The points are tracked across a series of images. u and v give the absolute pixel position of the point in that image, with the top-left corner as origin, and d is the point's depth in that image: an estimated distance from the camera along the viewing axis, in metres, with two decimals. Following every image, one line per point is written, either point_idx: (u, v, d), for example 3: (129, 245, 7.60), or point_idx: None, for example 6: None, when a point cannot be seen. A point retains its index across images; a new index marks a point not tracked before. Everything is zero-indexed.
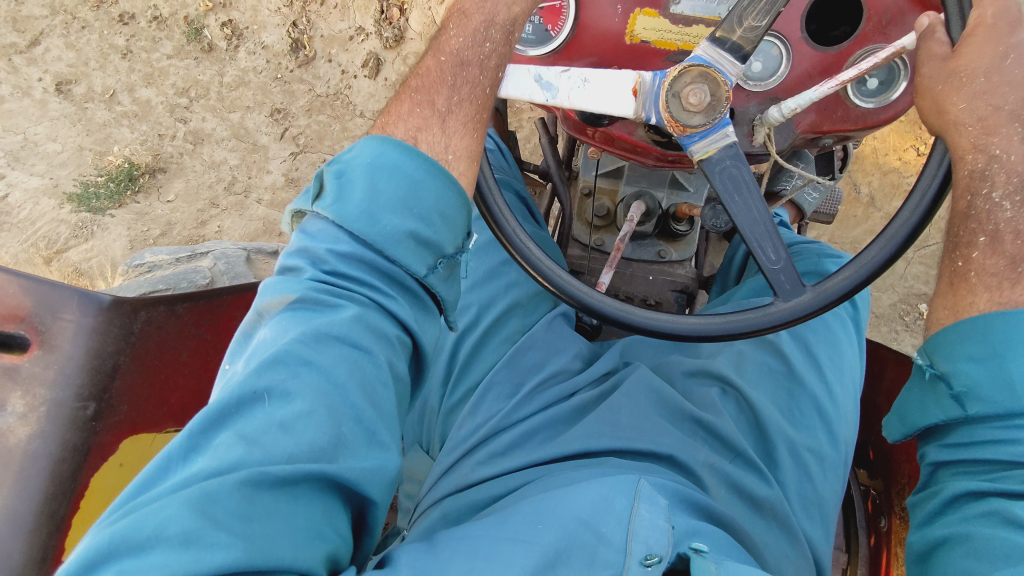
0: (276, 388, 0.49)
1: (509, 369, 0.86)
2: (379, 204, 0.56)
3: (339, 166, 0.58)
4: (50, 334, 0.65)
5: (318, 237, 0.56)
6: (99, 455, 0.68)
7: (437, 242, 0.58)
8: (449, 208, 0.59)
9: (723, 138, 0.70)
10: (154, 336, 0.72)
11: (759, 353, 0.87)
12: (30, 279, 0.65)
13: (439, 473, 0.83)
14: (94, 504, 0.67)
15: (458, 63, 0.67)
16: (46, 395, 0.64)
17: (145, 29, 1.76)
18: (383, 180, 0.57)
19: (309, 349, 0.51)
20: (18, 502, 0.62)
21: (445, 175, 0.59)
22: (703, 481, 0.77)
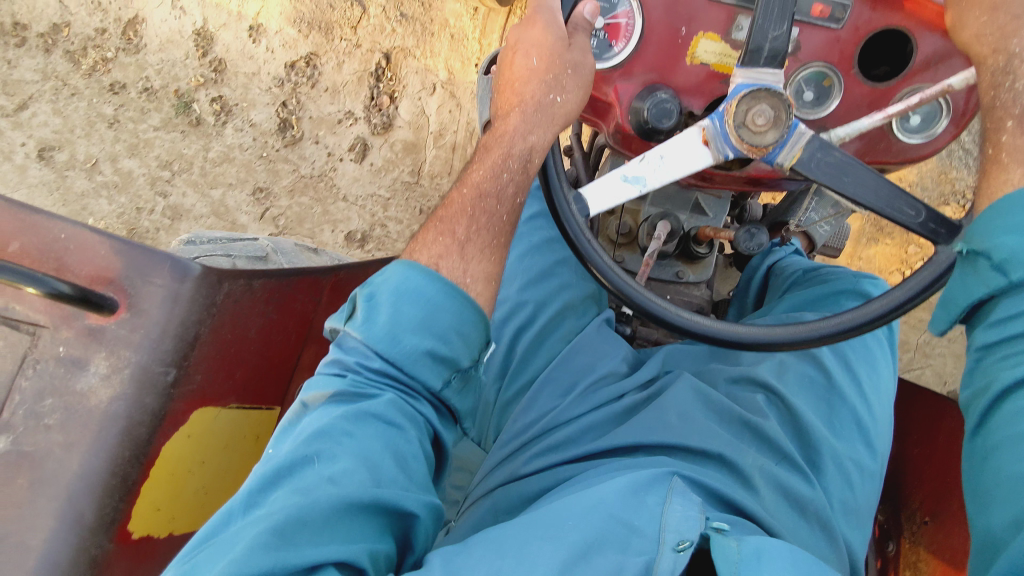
0: (323, 453, 0.59)
1: (562, 369, 0.89)
2: (402, 328, 0.65)
3: (370, 290, 0.67)
4: (137, 298, 0.65)
5: (351, 351, 0.65)
6: (172, 422, 0.68)
7: (454, 356, 0.67)
8: (467, 324, 0.68)
9: (800, 138, 0.82)
10: (230, 309, 0.72)
11: (805, 363, 0.89)
12: (124, 242, 0.65)
13: (492, 465, 0.87)
14: (161, 473, 0.68)
15: (478, 195, 0.74)
16: (131, 358, 0.64)
17: (135, 100, 1.58)
18: (407, 304, 0.66)
19: (349, 424, 0.61)
20: (93, 461, 0.62)
21: (463, 296, 0.68)
22: (752, 482, 0.77)
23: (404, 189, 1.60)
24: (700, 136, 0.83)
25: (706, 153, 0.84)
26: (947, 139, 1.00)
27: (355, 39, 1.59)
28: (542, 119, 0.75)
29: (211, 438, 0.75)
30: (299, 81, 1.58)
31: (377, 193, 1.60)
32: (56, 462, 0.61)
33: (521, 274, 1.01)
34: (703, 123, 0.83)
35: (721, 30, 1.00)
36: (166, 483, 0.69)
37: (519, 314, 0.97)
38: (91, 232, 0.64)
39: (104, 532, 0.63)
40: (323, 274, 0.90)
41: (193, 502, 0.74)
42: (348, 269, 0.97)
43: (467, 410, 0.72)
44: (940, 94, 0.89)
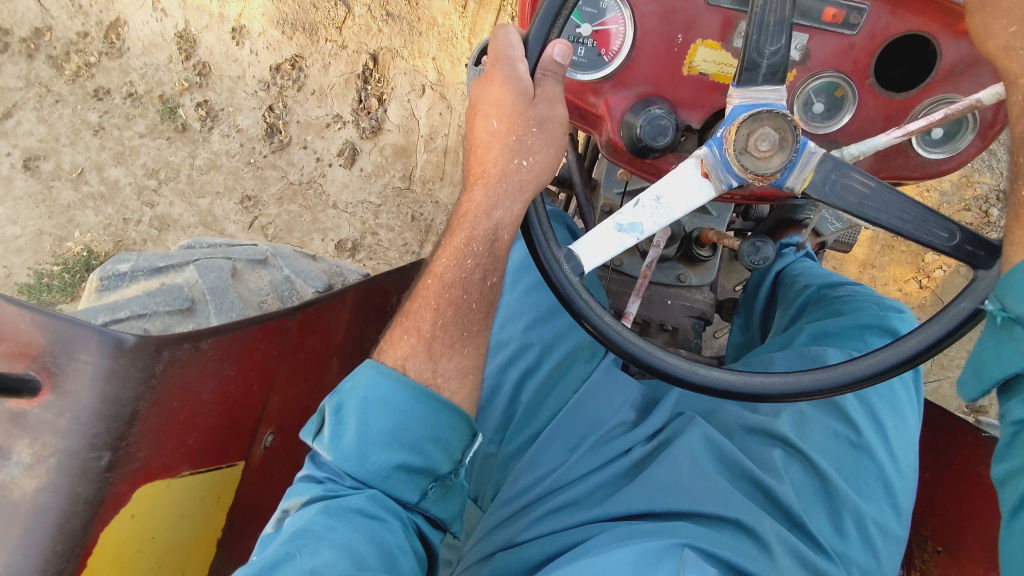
0: (304, 548, 0.63)
1: (571, 421, 0.90)
2: (370, 444, 0.69)
3: (337, 400, 0.72)
4: (63, 377, 0.58)
5: (323, 466, 0.72)
6: (112, 505, 0.62)
7: (427, 465, 0.72)
8: (440, 430, 0.73)
9: (811, 158, 0.74)
10: (176, 376, 0.65)
11: (826, 418, 0.86)
12: (43, 314, 0.57)
13: (491, 527, 0.87)
14: (103, 559, 0.62)
15: (444, 286, 0.78)
16: (58, 444, 0.58)
17: (119, 106, 1.55)
18: (376, 413, 0.71)
19: (332, 518, 0.65)
20: (21, 560, 0.57)
21: (435, 401, 0.73)
22: (771, 548, 0.74)
23: (395, 196, 1.62)
24: (698, 168, 0.78)
25: (707, 186, 0.78)
26: (972, 152, 0.90)
27: (340, 39, 1.57)
28: (510, 189, 0.75)
29: (162, 511, 0.69)
30: (284, 84, 1.57)
31: (367, 200, 1.62)
32: None
33: (527, 311, 1.01)
34: (700, 153, 0.77)
35: (722, 36, 0.90)
36: (113, 568, 0.64)
37: (523, 357, 0.97)
38: (5, 302, 0.56)
39: None
40: (288, 314, 0.83)
41: None
42: (316, 305, 0.92)
43: (451, 516, 0.76)
44: (967, 109, 0.80)
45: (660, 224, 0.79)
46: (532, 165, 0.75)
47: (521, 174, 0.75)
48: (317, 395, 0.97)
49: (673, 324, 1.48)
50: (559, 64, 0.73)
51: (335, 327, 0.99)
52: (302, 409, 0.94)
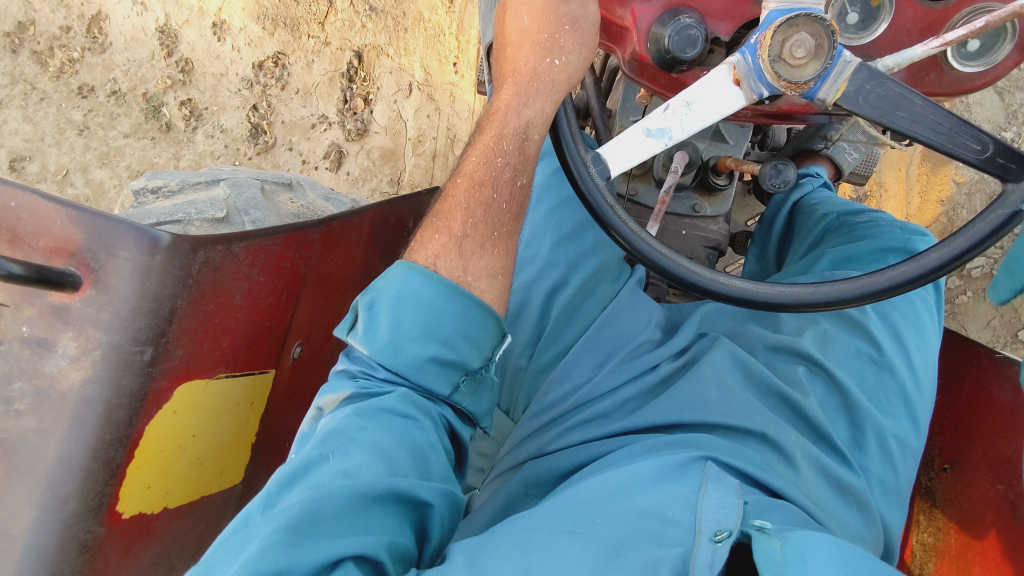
0: (337, 450, 0.62)
1: (598, 339, 0.90)
2: (404, 337, 0.68)
3: (371, 297, 0.71)
4: (103, 273, 0.59)
5: (357, 361, 0.71)
6: (155, 401, 0.64)
7: (461, 361, 0.71)
8: (470, 326, 0.72)
9: (845, 68, 0.73)
10: (210, 278, 0.66)
11: (848, 336, 0.88)
12: (82, 210, 0.57)
13: (521, 437, 0.87)
14: (149, 449, 0.65)
15: (473, 185, 0.77)
16: (100, 337, 0.59)
17: (103, 104, 1.57)
18: (407, 311, 0.69)
19: (363, 420, 0.65)
20: (71, 447, 0.59)
21: (463, 295, 0.72)
22: (795, 459, 0.77)
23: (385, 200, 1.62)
24: (730, 75, 0.76)
25: (738, 94, 0.77)
26: (1007, 66, 0.88)
27: (322, 34, 1.59)
28: (542, 84, 0.76)
29: (202, 409, 0.71)
30: (268, 82, 1.58)
31: None
32: (31, 449, 0.58)
33: (553, 231, 1.00)
34: (732, 61, 0.75)
35: None
36: (157, 459, 0.66)
37: (552, 274, 0.97)
38: (41, 197, 0.57)
39: (92, 517, 0.61)
40: (313, 226, 0.83)
41: (188, 476, 0.72)
42: (339, 220, 0.92)
43: (483, 412, 0.76)
44: (1010, 15, 0.78)
45: (689, 131, 0.79)
46: (567, 51, 0.76)
47: (553, 71, 0.76)
48: (341, 311, 0.99)
49: (686, 253, 1.49)
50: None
51: (356, 243, 0.99)
52: (326, 324, 0.96)
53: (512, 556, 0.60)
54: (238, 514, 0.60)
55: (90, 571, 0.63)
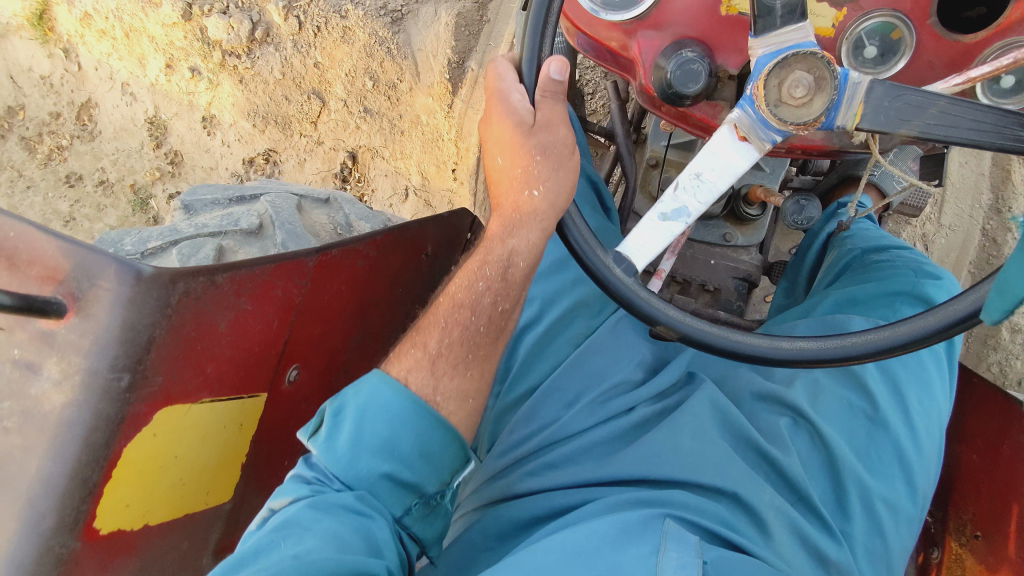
0: (287, 537, 0.66)
1: (569, 377, 0.88)
2: (363, 448, 0.74)
3: (338, 405, 0.76)
4: (86, 302, 0.62)
5: (314, 465, 0.75)
6: (133, 425, 0.66)
7: (416, 477, 0.76)
8: (429, 445, 0.77)
9: (856, 92, 0.68)
10: (191, 308, 0.69)
11: (835, 384, 0.83)
12: (70, 242, 0.62)
13: (486, 476, 0.87)
14: (127, 470, 0.68)
15: (454, 305, 0.82)
16: (81, 363, 0.63)
17: (91, 194, 1.79)
18: (372, 420, 0.75)
19: (317, 513, 0.69)
20: (53, 466, 0.63)
21: (432, 415, 0.77)
22: (766, 523, 0.72)
23: None
24: (735, 133, 0.73)
25: (748, 149, 0.74)
26: None
27: (314, 131, 1.64)
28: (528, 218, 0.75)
29: (185, 432, 0.74)
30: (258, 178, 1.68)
31: None
32: (16, 465, 0.63)
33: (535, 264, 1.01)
34: (733, 117, 0.73)
35: None
36: (136, 479, 0.69)
37: (527, 312, 0.98)
38: (37, 229, 0.62)
39: (67, 534, 0.64)
40: (306, 255, 0.85)
41: (169, 495, 0.75)
42: (338, 249, 0.93)
43: (433, 539, 0.79)
44: None
45: (708, 201, 0.76)
46: (545, 181, 0.75)
47: (534, 203, 0.75)
48: (341, 336, 1.01)
49: (715, 284, 1.43)
50: (557, 80, 0.72)
51: (360, 268, 1.01)
52: (326, 348, 0.98)
53: None
54: None
55: None
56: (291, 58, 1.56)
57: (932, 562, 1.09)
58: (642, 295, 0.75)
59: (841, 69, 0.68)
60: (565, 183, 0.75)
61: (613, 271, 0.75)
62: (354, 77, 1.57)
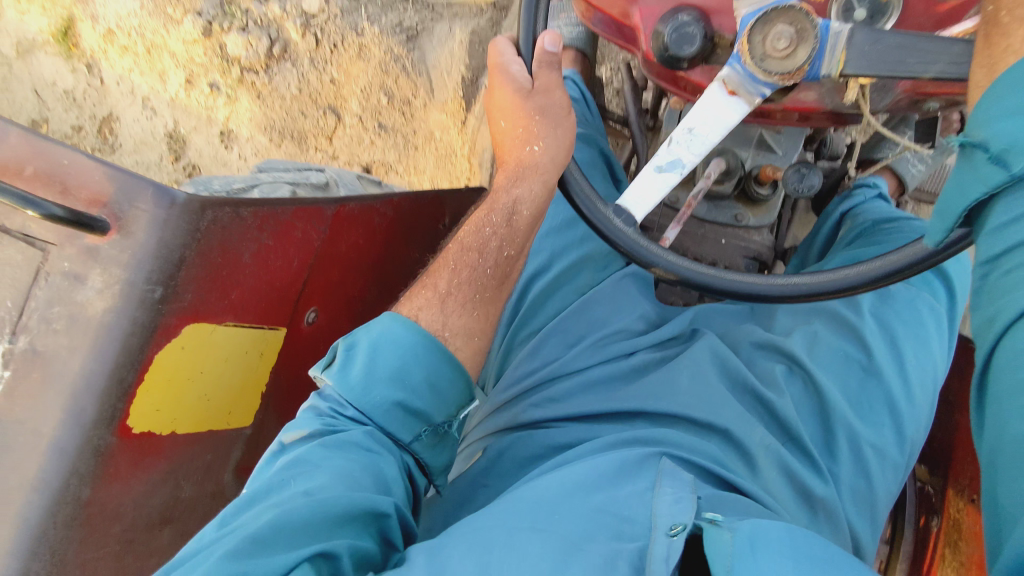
0: (301, 474, 0.68)
1: (573, 321, 0.92)
2: (376, 377, 0.76)
3: (350, 340, 0.78)
4: (127, 221, 0.71)
5: (326, 398, 0.77)
6: (164, 334, 0.75)
7: (425, 410, 0.77)
8: (438, 378, 0.79)
9: (839, 41, 0.71)
10: (217, 235, 0.76)
11: (831, 338, 0.87)
12: (114, 168, 0.70)
13: (491, 408, 0.91)
14: (157, 378, 0.76)
15: (463, 249, 0.87)
16: (121, 275, 0.71)
17: None
18: (384, 353, 0.77)
19: (328, 450, 0.70)
20: (94, 365, 0.71)
21: (440, 350, 0.79)
22: (755, 460, 0.79)
23: None
24: (724, 90, 0.77)
25: (739, 103, 0.78)
26: None
27: (330, 147, 1.62)
28: (526, 169, 0.82)
29: (210, 350, 0.82)
30: None
31: None
32: (61, 364, 0.71)
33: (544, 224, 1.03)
34: (723, 74, 0.77)
35: None
36: (165, 387, 0.77)
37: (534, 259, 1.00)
38: (88, 158, 0.70)
39: (105, 427, 0.73)
40: (326, 203, 0.92)
41: (194, 407, 0.83)
42: (356, 202, 0.99)
43: (440, 468, 0.81)
44: None
45: (701, 154, 0.80)
46: (544, 137, 0.82)
47: (534, 155, 0.82)
48: (358, 287, 1.08)
49: (725, 264, 1.42)
50: (551, 51, 0.78)
51: (378, 225, 1.07)
52: (342, 296, 1.05)
53: (472, 554, 0.61)
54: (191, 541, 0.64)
55: (103, 473, 0.74)
56: (308, 74, 1.55)
57: (931, 533, 1.10)
58: (645, 245, 0.80)
59: (822, 21, 0.72)
60: (562, 139, 0.82)
61: (615, 223, 0.80)
62: (369, 93, 1.58)
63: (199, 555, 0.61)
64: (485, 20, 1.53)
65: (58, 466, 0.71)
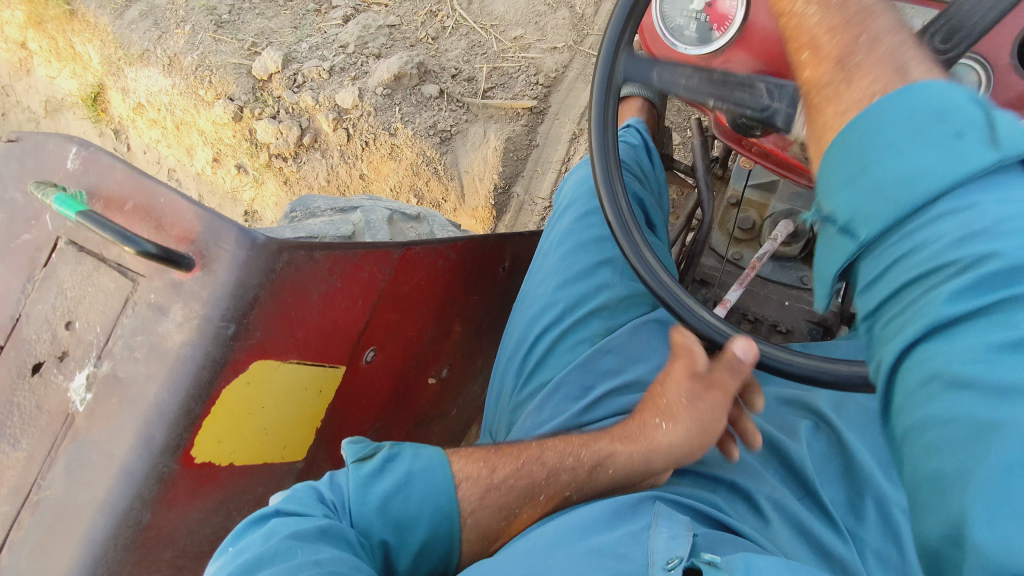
0: (306, 548, 0.64)
1: (582, 371, 0.93)
2: (396, 500, 0.72)
3: (394, 451, 0.76)
4: (210, 259, 0.75)
5: (336, 487, 0.73)
6: (232, 369, 0.78)
7: (402, 561, 0.72)
8: (434, 540, 0.73)
9: None
10: (291, 275, 0.80)
11: (862, 397, 0.92)
12: (203, 210, 0.76)
13: None
14: (222, 410, 0.79)
15: None
16: (200, 310, 0.75)
17: None
18: (417, 484, 0.73)
19: (330, 536, 0.67)
20: (168, 395, 0.75)
21: (453, 538, 0.74)
22: (764, 512, 0.78)
23: None
24: None
25: None
26: None
27: None
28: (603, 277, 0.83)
29: (273, 384, 0.85)
30: None
31: None
32: (139, 389, 0.75)
33: (562, 272, 1.03)
34: None
35: None
36: (228, 419, 0.81)
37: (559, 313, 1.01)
38: (182, 198, 0.76)
39: (170, 455, 0.75)
40: (394, 246, 0.95)
41: (252, 439, 0.85)
42: (422, 246, 1.02)
43: None
44: None
45: None
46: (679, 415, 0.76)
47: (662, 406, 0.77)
48: (417, 326, 1.10)
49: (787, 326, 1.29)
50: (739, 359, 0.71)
51: (441, 268, 1.09)
52: (399, 335, 1.07)
53: None
54: None
55: (163, 498, 0.77)
56: (337, 165, 1.72)
57: None
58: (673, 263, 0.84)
59: None
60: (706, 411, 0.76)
61: None
62: (400, 192, 1.70)
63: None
64: (521, 124, 1.67)
65: (125, 486, 0.74)
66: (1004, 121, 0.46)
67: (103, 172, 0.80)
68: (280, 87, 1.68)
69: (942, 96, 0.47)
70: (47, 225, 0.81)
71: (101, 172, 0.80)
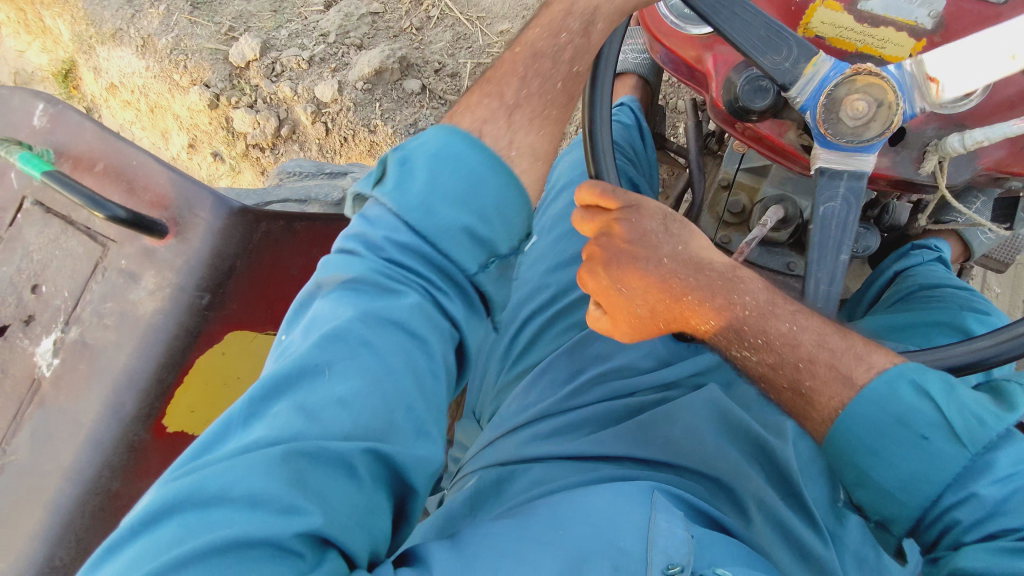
0: (334, 364, 0.48)
1: (569, 357, 0.94)
2: (438, 197, 0.51)
3: (403, 154, 0.54)
4: (184, 227, 0.73)
5: (375, 223, 0.52)
6: (206, 340, 0.77)
7: (492, 241, 0.53)
8: (509, 207, 0.54)
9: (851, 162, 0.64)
10: (269, 247, 0.78)
11: None
12: (179, 176, 0.73)
13: (484, 444, 0.94)
14: (197, 381, 0.78)
15: None
16: (172, 279, 0.74)
17: None
18: (446, 172, 0.52)
19: (368, 329, 0.49)
20: (138, 362, 0.74)
21: (509, 172, 0.54)
22: (747, 511, 0.78)
23: None
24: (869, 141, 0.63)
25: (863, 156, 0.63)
26: None
27: None
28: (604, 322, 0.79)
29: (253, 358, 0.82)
30: None
31: None
32: (108, 357, 0.74)
33: (552, 256, 1.02)
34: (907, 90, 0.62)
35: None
36: (204, 391, 0.79)
37: (544, 294, 0.99)
38: (155, 161, 0.74)
39: (140, 424, 0.74)
40: None
41: None
42: None
43: (505, 305, 0.58)
44: None
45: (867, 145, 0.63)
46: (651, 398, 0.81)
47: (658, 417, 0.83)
48: None
49: None
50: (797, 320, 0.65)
51: None
52: None
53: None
54: (215, 422, 0.48)
55: (133, 468, 0.75)
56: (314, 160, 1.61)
57: None
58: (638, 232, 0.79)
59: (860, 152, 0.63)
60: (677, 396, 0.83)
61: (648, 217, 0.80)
62: None
63: (208, 488, 0.44)
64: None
65: (92, 454, 0.73)
66: (949, 401, 0.50)
67: (71, 130, 0.76)
68: (258, 76, 1.60)
69: (896, 400, 0.51)
70: (11, 184, 0.77)
71: (69, 132, 0.76)
